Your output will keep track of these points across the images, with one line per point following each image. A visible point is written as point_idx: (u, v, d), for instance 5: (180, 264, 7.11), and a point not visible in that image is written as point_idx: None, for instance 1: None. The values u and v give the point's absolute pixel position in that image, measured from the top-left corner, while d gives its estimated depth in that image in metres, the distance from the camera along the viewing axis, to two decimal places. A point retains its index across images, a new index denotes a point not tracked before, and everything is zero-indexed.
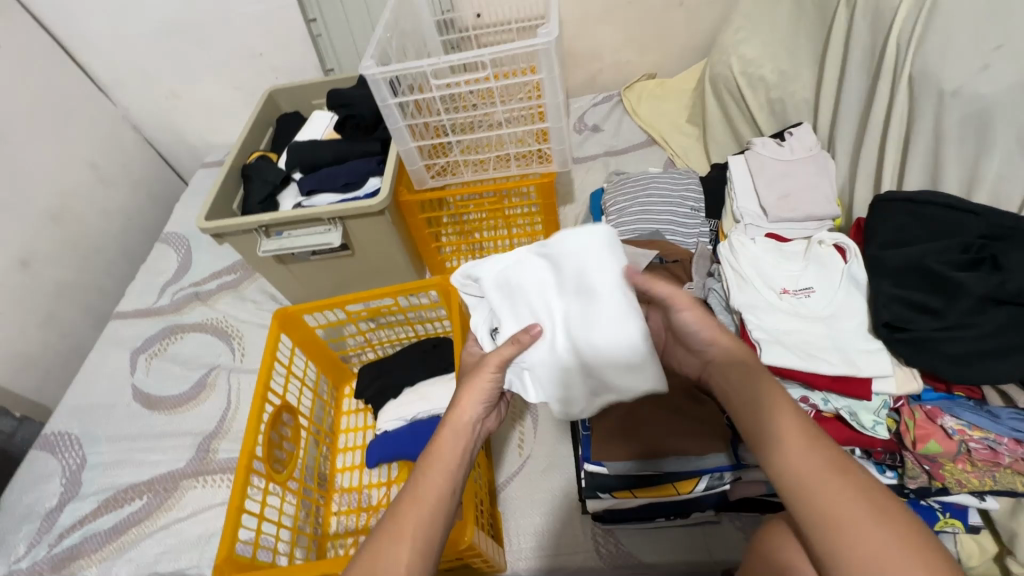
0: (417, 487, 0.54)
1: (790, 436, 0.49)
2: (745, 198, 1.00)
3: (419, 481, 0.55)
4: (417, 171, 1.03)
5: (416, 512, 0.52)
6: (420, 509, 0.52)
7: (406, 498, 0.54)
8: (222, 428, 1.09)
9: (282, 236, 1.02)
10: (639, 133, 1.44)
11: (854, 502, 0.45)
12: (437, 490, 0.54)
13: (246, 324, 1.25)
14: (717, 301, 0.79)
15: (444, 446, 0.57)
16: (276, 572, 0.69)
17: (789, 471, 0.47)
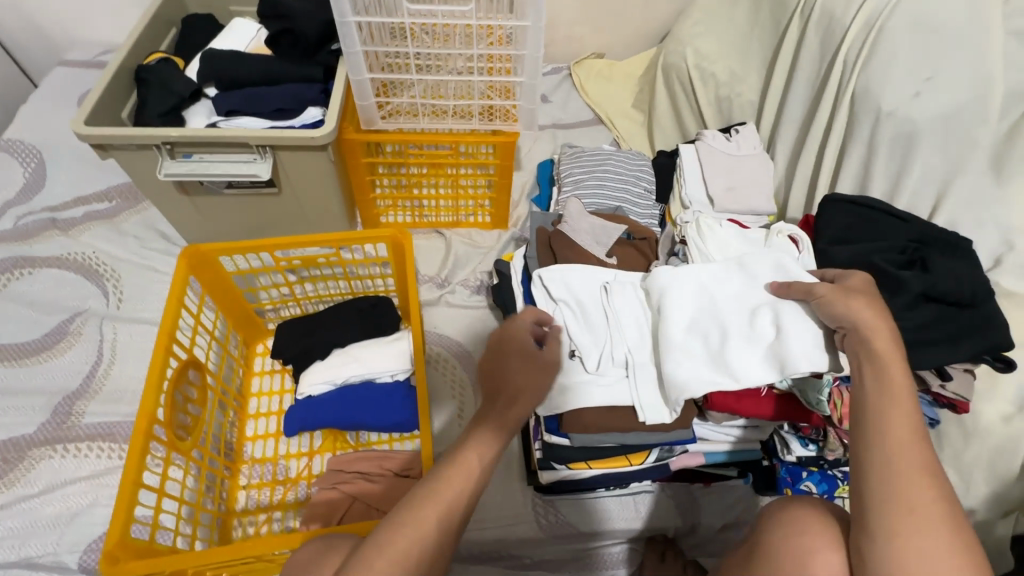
0: (447, 477, 0.55)
1: (905, 426, 0.48)
2: (694, 185, 1.04)
3: (450, 471, 0.55)
4: (367, 107, 0.91)
5: (440, 503, 0.54)
6: (442, 502, 0.54)
7: (433, 484, 0.55)
8: (90, 387, 0.89)
9: (193, 159, 0.84)
10: (587, 110, 1.43)
11: (936, 500, 0.45)
12: (461, 485, 0.55)
13: (125, 263, 1.03)
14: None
15: (480, 440, 0.57)
16: (185, 557, 0.58)
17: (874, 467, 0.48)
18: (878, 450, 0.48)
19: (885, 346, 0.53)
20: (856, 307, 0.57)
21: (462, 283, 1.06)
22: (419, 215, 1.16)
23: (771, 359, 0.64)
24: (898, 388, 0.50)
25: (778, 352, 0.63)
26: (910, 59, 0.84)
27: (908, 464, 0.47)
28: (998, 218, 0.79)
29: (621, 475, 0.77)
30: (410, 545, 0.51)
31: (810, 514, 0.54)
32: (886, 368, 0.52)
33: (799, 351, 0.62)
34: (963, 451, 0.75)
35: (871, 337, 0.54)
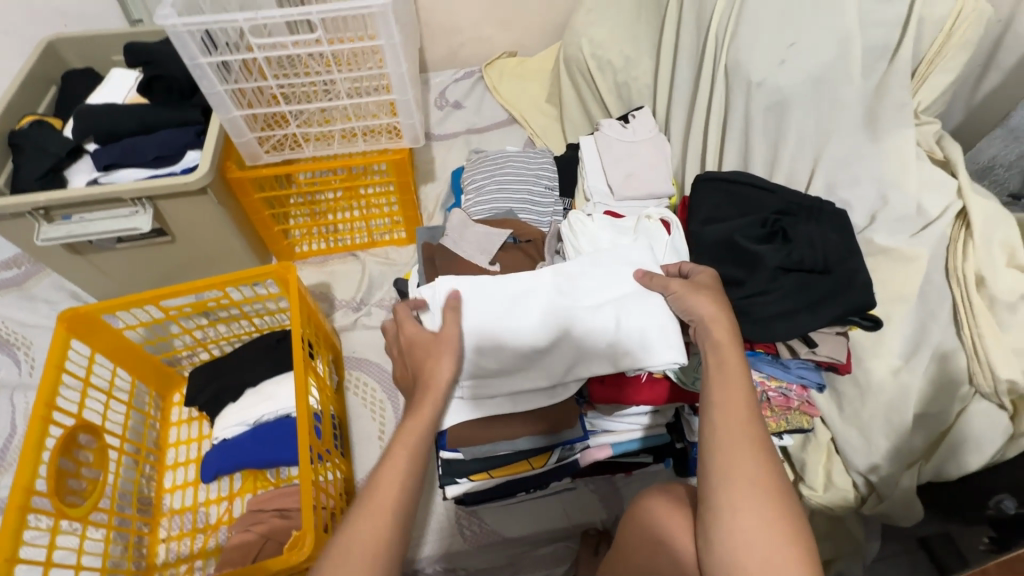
0: (382, 471, 0.55)
1: (741, 408, 0.51)
2: (594, 176, 1.05)
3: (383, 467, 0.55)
4: (248, 144, 0.90)
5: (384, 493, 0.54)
6: (385, 494, 0.54)
7: (372, 484, 0.55)
8: (4, 459, 0.88)
9: (71, 220, 0.83)
10: (500, 111, 1.43)
11: (767, 475, 0.47)
12: (397, 473, 0.55)
13: (36, 328, 1.02)
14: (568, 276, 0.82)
15: (411, 424, 0.58)
16: None
17: (706, 448, 0.50)
18: (720, 430, 0.49)
19: (721, 333, 0.56)
20: (701, 301, 0.60)
21: (378, 304, 1.06)
22: (332, 240, 1.14)
23: (637, 343, 0.66)
24: (733, 369, 0.53)
25: (643, 338, 0.66)
26: (771, 27, 0.82)
27: (746, 443, 0.49)
28: (873, 175, 0.79)
29: (527, 478, 0.77)
30: (369, 542, 0.51)
31: (668, 504, 0.59)
32: (725, 354, 0.54)
33: (659, 343, 0.65)
34: (861, 409, 0.76)
35: (708, 328, 0.57)
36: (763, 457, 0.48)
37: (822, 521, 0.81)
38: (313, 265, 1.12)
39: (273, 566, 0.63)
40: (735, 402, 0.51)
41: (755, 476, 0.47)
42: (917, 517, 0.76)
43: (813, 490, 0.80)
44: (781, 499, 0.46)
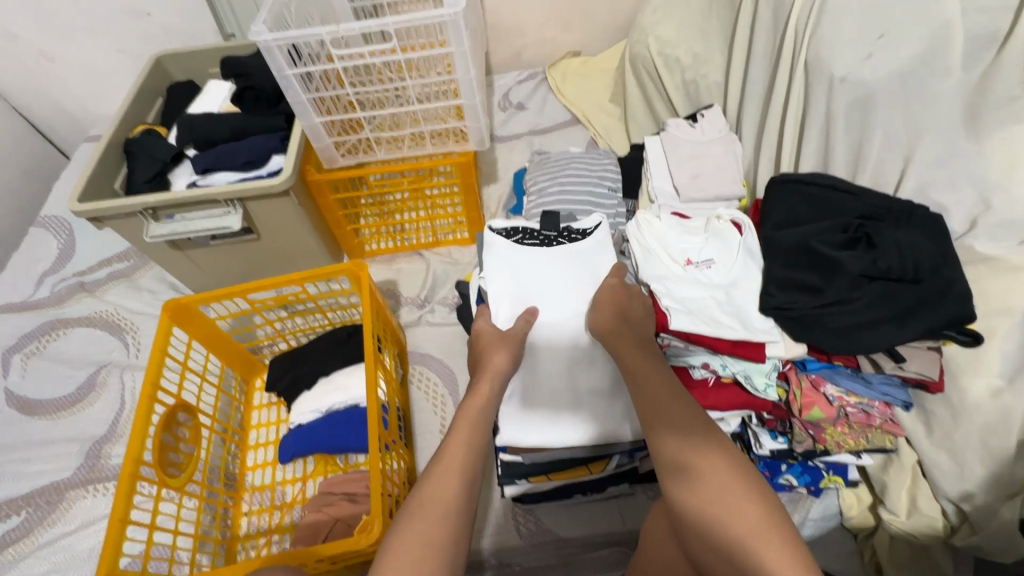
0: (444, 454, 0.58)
1: (686, 457, 0.52)
2: (659, 177, 1.03)
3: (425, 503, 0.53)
4: (326, 149, 0.96)
5: (430, 530, 0.51)
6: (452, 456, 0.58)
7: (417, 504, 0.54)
8: (116, 430, 1.00)
9: (174, 220, 0.92)
10: (563, 112, 1.42)
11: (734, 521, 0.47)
12: (447, 490, 0.55)
13: (141, 316, 1.14)
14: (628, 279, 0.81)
15: (456, 440, 0.59)
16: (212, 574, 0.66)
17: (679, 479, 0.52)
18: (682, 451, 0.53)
19: (652, 378, 0.60)
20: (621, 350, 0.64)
21: (441, 301, 1.10)
22: (400, 239, 1.20)
23: (733, 322, 0.69)
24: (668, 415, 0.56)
25: (738, 318, 0.69)
26: (860, 16, 0.76)
27: (700, 501, 0.49)
28: (973, 174, 0.71)
29: (584, 483, 0.77)
30: (439, 499, 0.54)
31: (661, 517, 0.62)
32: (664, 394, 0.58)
33: (752, 325, 0.68)
34: (953, 431, 0.69)
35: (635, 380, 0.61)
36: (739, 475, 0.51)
37: (904, 548, 0.75)
38: (380, 263, 1.17)
39: (348, 548, 0.67)
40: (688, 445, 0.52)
41: (719, 511, 0.48)
42: (1020, 555, 0.69)
43: (893, 515, 0.75)
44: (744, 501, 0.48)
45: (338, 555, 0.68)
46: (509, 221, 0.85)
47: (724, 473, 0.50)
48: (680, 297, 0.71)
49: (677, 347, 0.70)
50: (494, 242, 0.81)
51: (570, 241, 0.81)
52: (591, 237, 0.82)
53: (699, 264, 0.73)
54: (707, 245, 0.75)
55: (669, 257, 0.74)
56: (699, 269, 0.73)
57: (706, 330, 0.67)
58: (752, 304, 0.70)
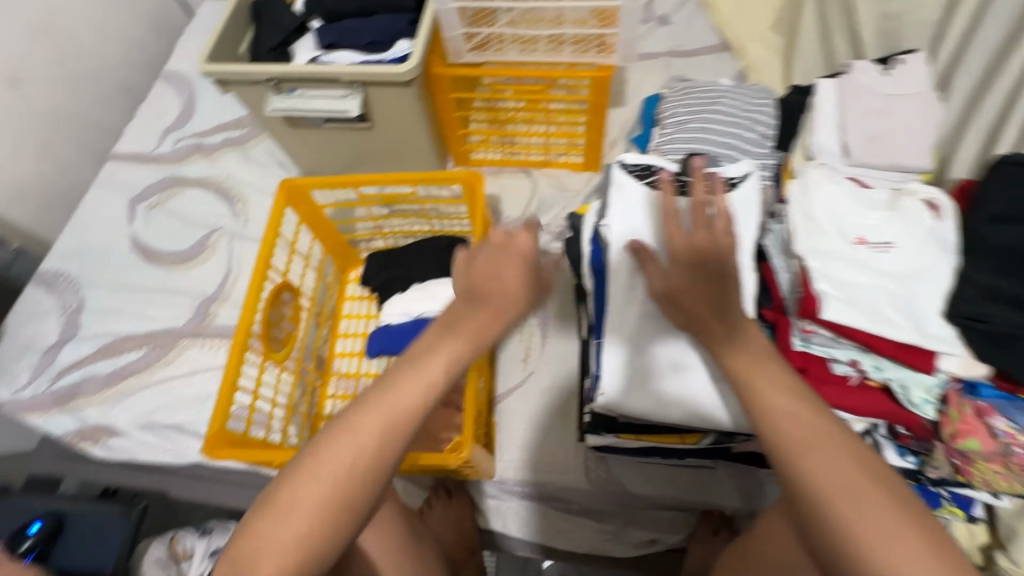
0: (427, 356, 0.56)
1: (828, 478, 0.46)
2: (825, 131, 0.87)
3: (374, 401, 0.54)
4: (455, 40, 0.89)
5: (370, 423, 0.53)
6: (433, 366, 0.55)
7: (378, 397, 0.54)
8: (223, 292, 1.06)
9: (295, 94, 0.89)
10: (712, 33, 1.22)
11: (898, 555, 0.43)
12: (412, 398, 0.54)
13: (251, 187, 1.16)
14: (773, 245, 0.68)
15: (445, 346, 0.56)
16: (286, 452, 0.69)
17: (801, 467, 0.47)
18: (794, 431, 0.49)
19: (773, 386, 0.51)
20: (725, 349, 0.55)
21: (544, 228, 1.03)
22: (509, 152, 1.12)
23: (905, 323, 0.59)
24: (799, 435, 0.48)
25: (912, 319, 0.59)
26: None
27: (832, 493, 0.46)
28: None
29: (672, 449, 0.72)
30: (392, 408, 0.53)
31: None
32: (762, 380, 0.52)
33: (926, 329, 0.58)
34: None
35: (749, 381, 0.53)
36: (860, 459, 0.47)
37: None
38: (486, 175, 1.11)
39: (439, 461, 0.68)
40: (831, 466, 0.46)
41: (842, 501, 0.45)
42: None
43: (1013, 565, 0.67)
44: (869, 492, 0.46)
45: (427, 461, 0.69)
46: (642, 158, 0.75)
47: (851, 468, 0.47)
48: (841, 280, 0.61)
49: (824, 337, 0.61)
50: (630, 180, 0.72)
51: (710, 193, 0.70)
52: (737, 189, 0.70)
53: (875, 246, 0.62)
54: (889, 225, 0.63)
55: (839, 232, 0.63)
56: (873, 252, 0.62)
57: (870, 326, 0.58)
58: (932, 304, 0.59)
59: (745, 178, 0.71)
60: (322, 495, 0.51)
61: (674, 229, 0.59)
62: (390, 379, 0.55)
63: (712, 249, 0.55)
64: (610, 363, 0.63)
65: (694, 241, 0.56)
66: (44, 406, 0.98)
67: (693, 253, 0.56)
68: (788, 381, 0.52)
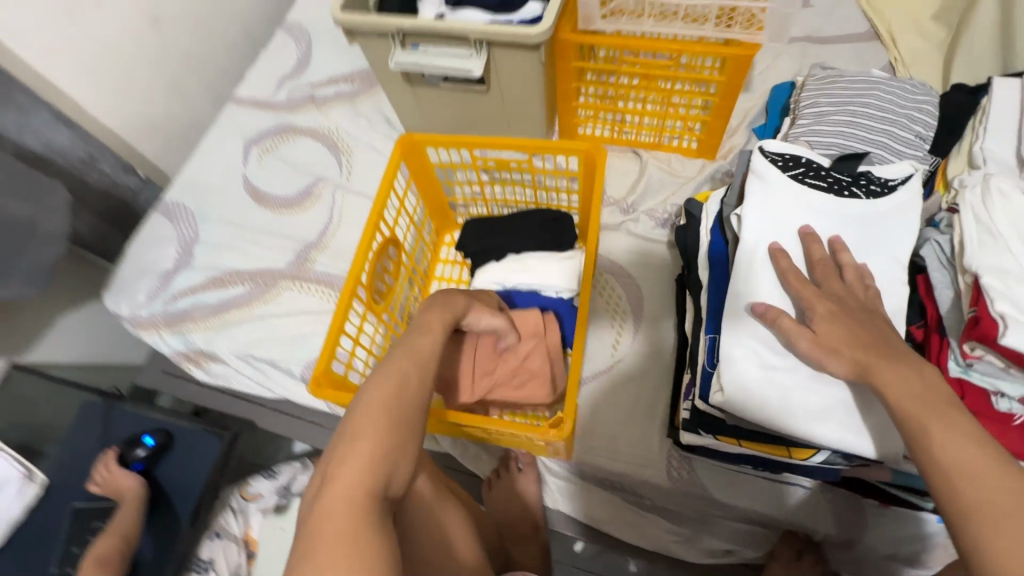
0: (427, 326, 0.60)
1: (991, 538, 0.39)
2: (996, 139, 0.77)
3: (407, 349, 0.56)
4: (589, 5, 0.84)
5: (401, 367, 0.53)
6: (431, 331, 0.60)
7: (405, 349, 0.56)
8: (322, 241, 1.09)
9: (419, 50, 0.88)
10: (860, 22, 1.10)
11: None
12: (427, 348, 0.57)
13: (357, 142, 1.19)
14: (934, 257, 0.60)
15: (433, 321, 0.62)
16: None
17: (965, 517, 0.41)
18: (966, 485, 0.42)
19: (956, 434, 0.44)
20: (889, 383, 0.49)
21: (648, 213, 0.99)
22: (618, 130, 1.08)
23: None
24: (981, 495, 0.41)
25: None
26: None
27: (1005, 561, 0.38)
28: None
29: (773, 461, 0.68)
30: (410, 353, 0.56)
31: None
32: (934, 420, 0.46)
33: None
34: None
35: (919, 421, 0.46)
36: None
37: None
38: None
39: (531, 432, 0.66)
40: (1022, 541, 0.38)
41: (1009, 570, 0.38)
42: None
43: None
44: None
45: (515, 431, 0.67)
46: (786, 147, 0.68)
47: None
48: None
49: (993, 366, 0.51)
50: (772, 169, 0.66)
51: (866, 196, 0.63)
52: (897, 194, 0.63)
53: None
54: None
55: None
56: None
57: None
58: None
59: (906, 181, 0.64)
60: (375, 445, 0.47)
61: (802, 285, 0.59)
62: (410, 334, 0.59)
63: (849, 295, 0.57)
64: (726, 362, 0.59)
65: (828, 288, 0.58)
66: (156, 326, 1.05)
67: (832, 298, 0.57)
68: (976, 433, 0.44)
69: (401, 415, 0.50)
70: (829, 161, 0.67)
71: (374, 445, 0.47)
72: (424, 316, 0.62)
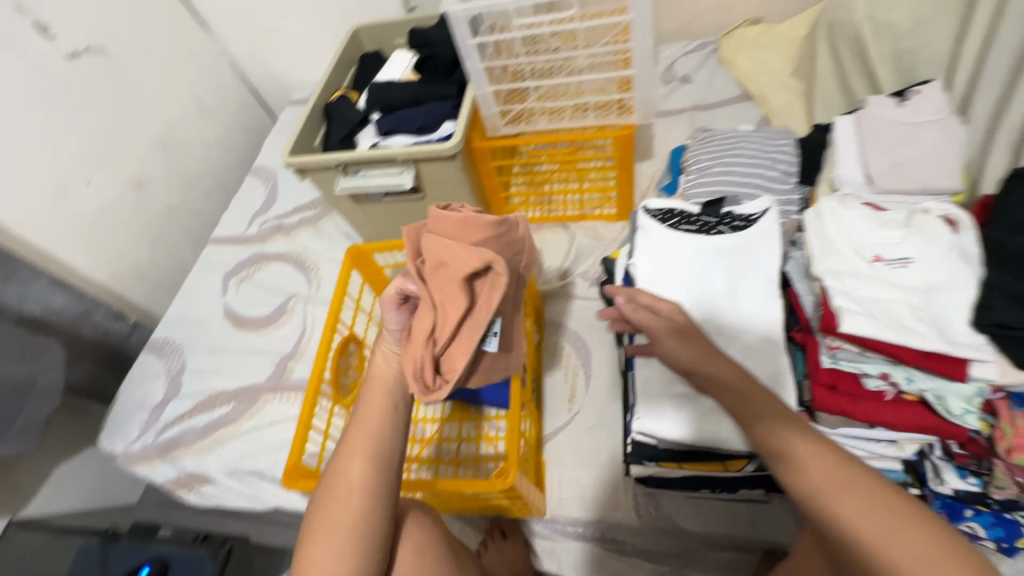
0: (371, 393, 0.70)
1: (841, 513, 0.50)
2: (847, 163, 0.90)
3: (368, 398, 0.69)
4: (492, 117, 1.02)
5: (353, 460, 0.65)
6: (376, 395, 0.69)
7: (355, 434, 0.67)
8: (298, 351, 1.19)
9: (358, 175, 1.04)
10: (734, 86, 1.30)
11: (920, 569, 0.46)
12: (370, 424, 0.67)
13: (322, 257, 1.33)
14: (796, 271, 0.75)
15: (375, 388, 0.70)
16: None
17: (815, 497, 0.52)
18: (810, 472, 0.53)
19: (788, 427, 0.55)
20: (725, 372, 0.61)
21: (582, 275, 1.10)
22: (547, 209, 1.22)
23: (935, 330, 0.62)
24: (824, 480, 0.52)
25: (940, 324, 0.62)
26: None
27: (854, 526, 0.50)
28: None
29: (717, 479, 0.73)
30: (358, 437, 0.66)
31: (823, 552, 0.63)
32: (767, 417, 0.57)
33: (957, 333, 0.61)
34: None
35: (765, 423, 0.57)
36: (880, 487, 0.51)
37: None
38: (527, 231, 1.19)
39: (485, 486, 0.73)
40: (858, 508, 0.50)
41: (857, 531, 0.49)
42: None
43: None
44: (884, 523, 0.49)
45: (472, 488, 0.75)
46: (664, 203, 0.81)
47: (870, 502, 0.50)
48: (859, 297, 0.65)
49: (851, 351, 0.64)
50: (653, 223, 0.79)
51: (731, 231, 0.76)
52: (756, 225, 0.76)
53: (893, 263, 0.67)
54: (904, 242, 0.69)
55: (855, 254, 0.69)
56: (893, 267, 0.67)
57: (891, 335, 0.61)
58: (961, 311, 0.62)
59: (764, 213, 0.77)
60: (333, 546, 0.61)
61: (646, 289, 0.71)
62: (365, 386, 0.71)
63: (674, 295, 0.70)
64: None
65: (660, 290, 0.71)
66: (149, 457, 1.11)
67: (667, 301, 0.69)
68: (791, 418, 0.56)
69: (366, 470, 0.65)
70: (699, 208, 0.81)
71: (346, 501, 0.63)
72: (373, 380, 0.71)
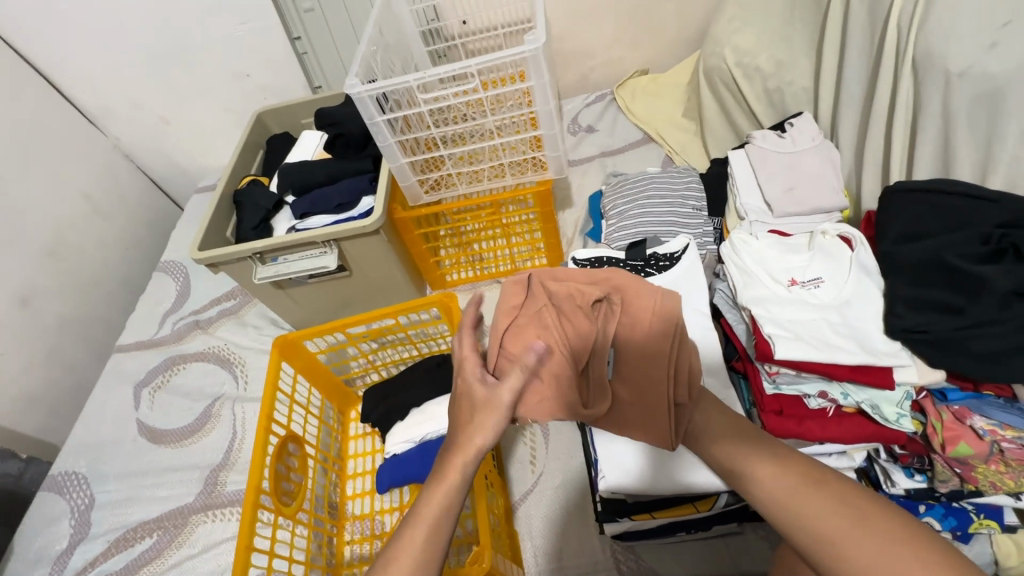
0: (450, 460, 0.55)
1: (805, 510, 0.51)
2: (747, 193, 0.98)
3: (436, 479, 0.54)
4: (411, 187, 1.01)
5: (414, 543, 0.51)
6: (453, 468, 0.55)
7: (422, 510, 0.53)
8: (230, 459, 1.07)
9: (278, 261, 0.99)
10: (635, 131, 1.39)
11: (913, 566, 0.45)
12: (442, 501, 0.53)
13: (248, 350, 1.23)
14: (724, 301, 0.80)
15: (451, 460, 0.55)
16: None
17: (776, 498, 0.53)
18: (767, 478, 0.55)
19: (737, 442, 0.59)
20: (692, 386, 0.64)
21: None
22: (479, 267, 1.22)
23: (855, 343, 0.67)
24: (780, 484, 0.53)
25: (858, 336, 0.68)
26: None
27: (818, 521, 0.50)
28: None
29: (690, 521, 0.72)
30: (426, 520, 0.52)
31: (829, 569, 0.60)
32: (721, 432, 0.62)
33: (876, 344, 0.66)
34: None
35: (716, 440, 0.62)
36: (829, 480, 0.52)
37: None
38: (463, 292, 1.21)
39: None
40: (819, 506, 0.50)
41: (825, 526, 0.49)
42: None
43: None
44: (846, 512, 0.49)
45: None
46: (591, 252, 0.84)
47: (829, 494, 0.51)
48: (784, 322, 0.70)
49: (788, 374, 0.68)
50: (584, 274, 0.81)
51: (658, 271, 0.79)
52: (680, 262, 0.80)
53: (807, 284, 0.73)
54: (813, 263, 0.75)
55: (773, 280, 0.74)
56: (808, 287, 0.73)
57: (820, 355, 0.66)
58: (873, 323, 0.68)
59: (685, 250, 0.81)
60: None
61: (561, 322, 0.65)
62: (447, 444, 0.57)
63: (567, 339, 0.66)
64: None
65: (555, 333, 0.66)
66: None
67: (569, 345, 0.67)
68: (743, 430, 0.61)
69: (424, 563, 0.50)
70: (624, 253, 0.84)
71: None
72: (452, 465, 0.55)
